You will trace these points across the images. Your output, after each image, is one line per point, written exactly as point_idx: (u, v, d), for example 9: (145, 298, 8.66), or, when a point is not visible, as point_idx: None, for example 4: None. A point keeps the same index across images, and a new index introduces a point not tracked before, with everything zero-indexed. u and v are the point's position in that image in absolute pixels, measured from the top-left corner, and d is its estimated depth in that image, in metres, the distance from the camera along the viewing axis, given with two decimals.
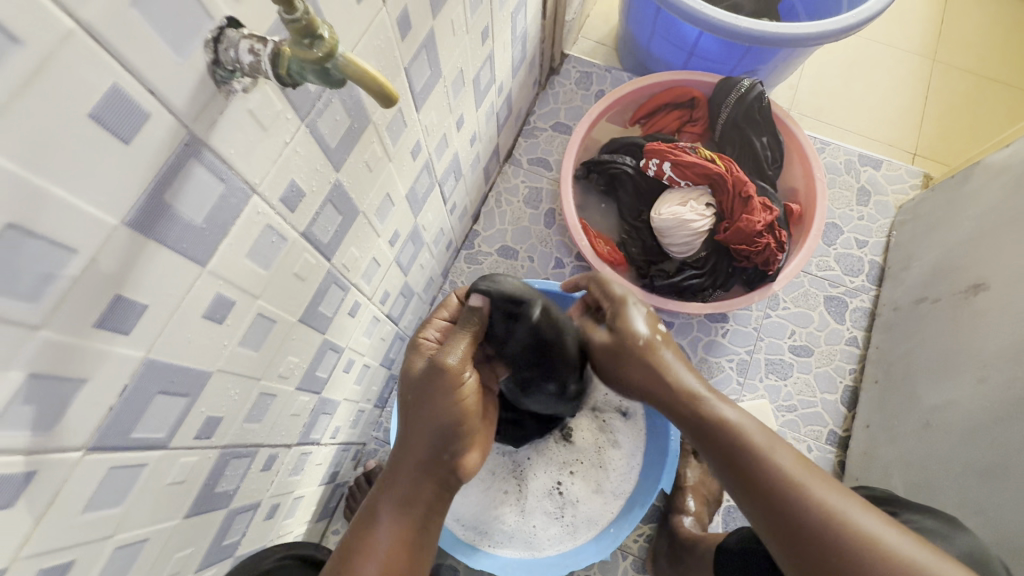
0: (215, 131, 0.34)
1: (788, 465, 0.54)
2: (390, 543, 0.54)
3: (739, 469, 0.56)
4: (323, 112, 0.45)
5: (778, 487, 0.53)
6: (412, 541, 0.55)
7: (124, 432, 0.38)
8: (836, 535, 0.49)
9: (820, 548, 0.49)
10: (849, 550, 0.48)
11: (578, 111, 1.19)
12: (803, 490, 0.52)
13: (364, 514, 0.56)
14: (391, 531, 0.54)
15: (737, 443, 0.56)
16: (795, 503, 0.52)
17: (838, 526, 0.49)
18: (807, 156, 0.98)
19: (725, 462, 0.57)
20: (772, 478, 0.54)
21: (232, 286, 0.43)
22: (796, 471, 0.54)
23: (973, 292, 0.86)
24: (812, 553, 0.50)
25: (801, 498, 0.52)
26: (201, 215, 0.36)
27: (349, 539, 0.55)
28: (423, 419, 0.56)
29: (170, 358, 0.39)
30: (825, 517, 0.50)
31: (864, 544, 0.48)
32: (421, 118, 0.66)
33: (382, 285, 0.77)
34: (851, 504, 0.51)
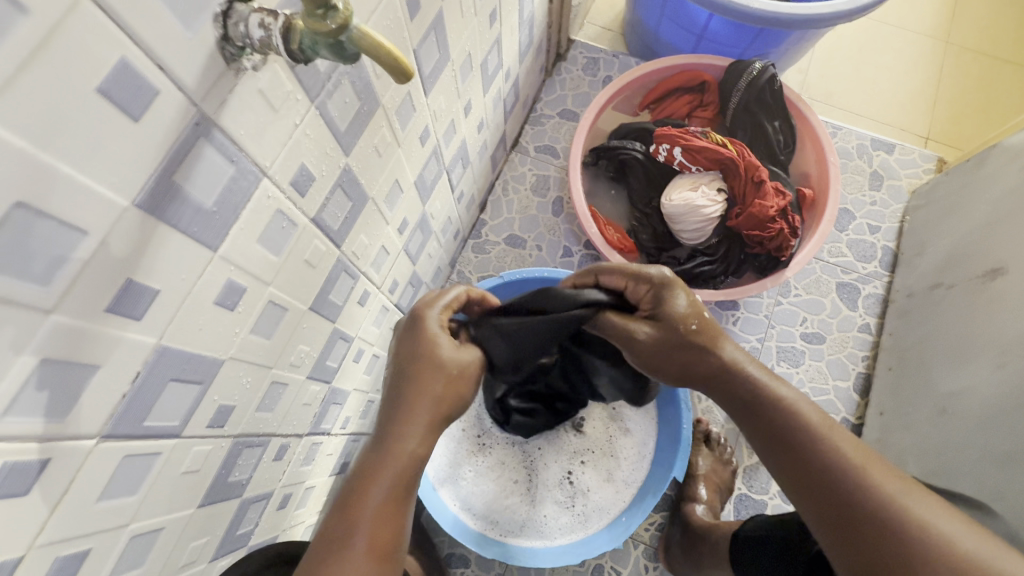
0: (225, 110, 0.34)
1: (847, 450, 0.49)
2: (385, 503, 0.48)
3: (792, 452, 0.51)
4: (333, 94, 0.44)
5: (835, 472, 0.49)
6: (405, 505, 0.50)
7: (138, 420, 0.37)
8: (893, 528, 0.45)
9: (874, 540, 0.46)
10: (909, 542, 0.44)
11: (584, 98, 1.17)
12: (863, 477, 0.48)
13: (354, 479, 0.49)
14: (390, 491, 0.49)
15: (791, 424, 0.52)
16: (852, 492, 0.47)
17: (895, 517, 0.45)
18: (819, 140, 0.97)
19: (777, 444, 0.52)
20: (829, 464, 0.49)
21: (243, 272, 0.42)
22: (855, 457, 0.49)
23: (991, 276, 0.85)
24: (866, 546, 0.46)
25: (859, 486, 0.47)
26: (211, 198, 0.36)
27: (341, 510, 0.48)
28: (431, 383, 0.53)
29: (183, 345, 0.39)
30: (881, 507, 0.46)
31: (924, 538, 0.44)
32: (429, 103, 0.64)
33: (391, 274, 0.76)
34: (911, 494, 0.47)
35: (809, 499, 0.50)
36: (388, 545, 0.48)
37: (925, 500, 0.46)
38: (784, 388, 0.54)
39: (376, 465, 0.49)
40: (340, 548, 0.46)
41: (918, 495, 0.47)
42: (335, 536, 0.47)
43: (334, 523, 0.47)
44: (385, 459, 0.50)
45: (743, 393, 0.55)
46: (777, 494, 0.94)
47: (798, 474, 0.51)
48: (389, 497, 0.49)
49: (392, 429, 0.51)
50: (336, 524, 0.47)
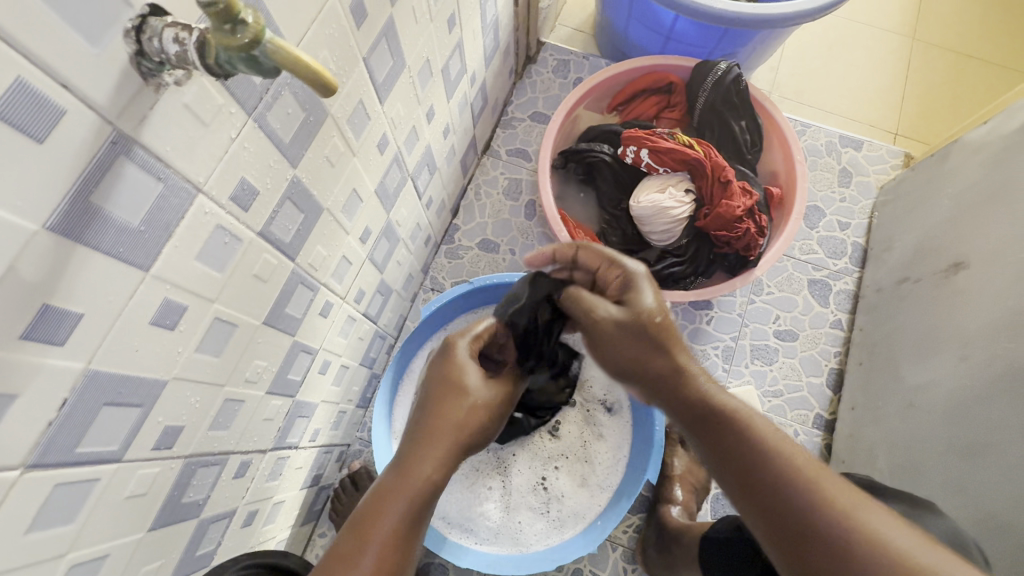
0: (146, 127, 0.33)
1: (799, 460, 0.50)
2: (397, 528, 0.50)
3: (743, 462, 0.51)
4: (273, 106, 0.43)
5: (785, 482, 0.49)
6: (414, 535, 0.51)
7: (68, 447, 0.36)
8: (842, 539, 0.45)
9: (823, 550, 0.46)
10: (857, 553, 0.44)
11: (555, 100, 1.17)
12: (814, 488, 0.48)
13: (374, 496, 0.51)
14: (401, 518, 0.50)
15: (741, 433, 0.53)
16: (802, 501, 0.48)
17: (845, 527, 0.45)
18: (786, 139, 0.97)
19: (725, 453, 0.53)
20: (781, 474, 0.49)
21: (182, 291, 0.41)
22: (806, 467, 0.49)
23: (954, 271, 0.86)
24: (814, 557, 0.46)
25: (808, 496, 0.48)
26: (138, 217, 0.35)
27: (354, 525, 0.49)
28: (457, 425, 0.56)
29: (116, 367, 0.38)
30: (831, 517, 0.46)
31: (874, 548, 0.44)
32: (386, 111, 0.64)
33: (355, 283, 0.75)
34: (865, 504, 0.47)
35: (761, 507, 0.50)
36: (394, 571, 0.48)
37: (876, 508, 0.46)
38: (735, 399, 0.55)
39: (392, 486, 0.51)
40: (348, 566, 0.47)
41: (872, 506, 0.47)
42: (343, 553, 0.48)
43: (346, 539, 0.49)
44: (396, 485, 0.51)
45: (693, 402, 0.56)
46: None
47: (749, 483, 0.51)
48: (399, 524, 0.50)
49: (404, 457, 0.54)
50: (346, 541, 0.49)
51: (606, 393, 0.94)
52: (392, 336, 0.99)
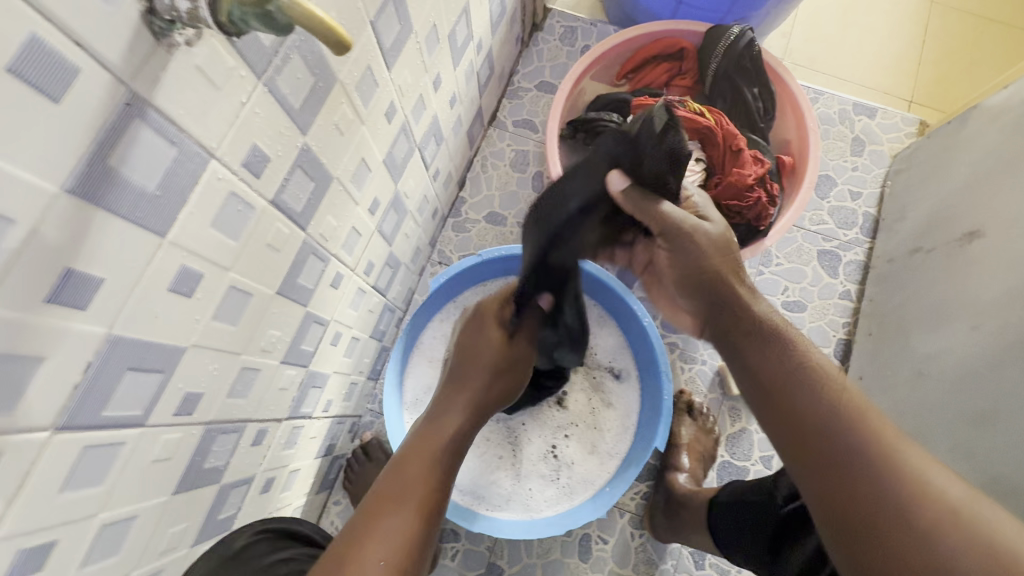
0: (159, 89, 0.32)
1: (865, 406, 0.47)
2: (421, 483, 0.49)
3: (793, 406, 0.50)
4: (282, 70, 0.42)
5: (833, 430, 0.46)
6: (440, 494, 0.49)
7: (95, 410, 0.37)
8: (887, 491, 0.42)
9: (851, 485, 0.44)
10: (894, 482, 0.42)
11: (563, 69, 1.14)
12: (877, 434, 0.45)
13: (391, 471, 0.50)
14: (427, 463, 0.51)
15: (792, 372, 0.51)
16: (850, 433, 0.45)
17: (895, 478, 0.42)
18: (799, 106, 0.95)
19: (771, 389, 0.52)
20: (833, 417, 0.47)
21: (199, 258, 0.41)
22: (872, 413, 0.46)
23: (968, 239, 0.85)
24: (852, 487, 0.44)
25: (853, 430, 0.45)
26: (154, 180, 0.35)
27: (373, 502, 0.46)
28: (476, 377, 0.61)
29: (137, 334, 0.38)
30: (874, 452, 0.44)
31: (921, 503, 0.41)
32: (394, 78, 0.62)
33: (365, 255, 0.75)
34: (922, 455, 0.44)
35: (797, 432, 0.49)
36: (431, 509, 0.48)
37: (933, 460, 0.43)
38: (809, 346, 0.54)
39: (412, 451, 0.51)
40: (385, 513, 0.45)
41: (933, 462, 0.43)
42: (373, 500, 0.47)
43: (363, 515, 0.46)
44: (417, 451, 0.52)
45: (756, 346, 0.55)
46: (759, 460, 0.96)
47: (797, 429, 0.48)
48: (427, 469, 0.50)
49: (426, 422, 0.56)
50: (365, 517, 0.45)
51: (612, 360, 0.95)
52: (400, 309, 0.99)
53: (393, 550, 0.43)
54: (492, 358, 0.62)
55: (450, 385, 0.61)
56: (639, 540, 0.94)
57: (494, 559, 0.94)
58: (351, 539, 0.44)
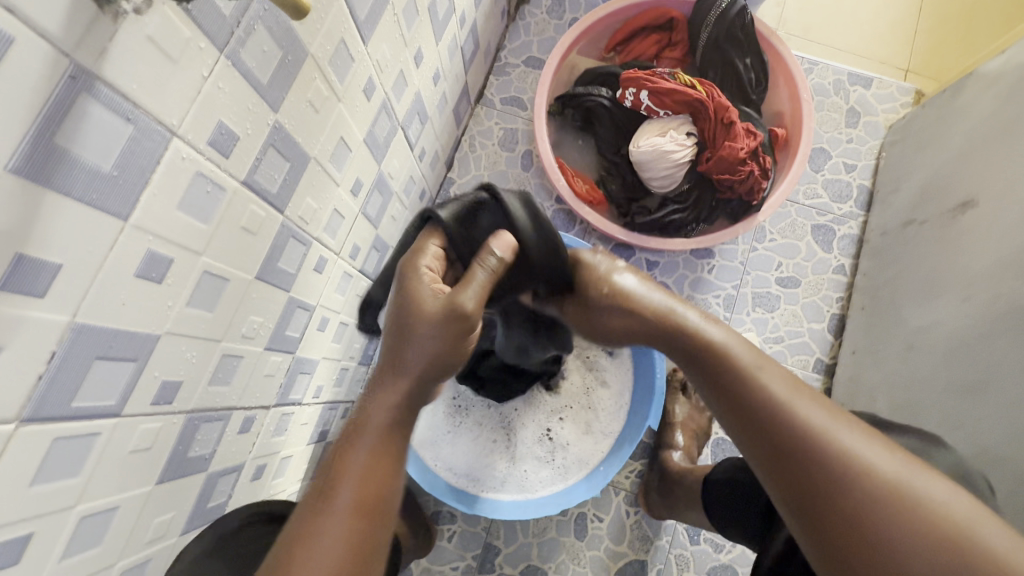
0: (107, 61, 0.30)
1: (810, 415, 0.46)
2: (365, 474, 0.46)
3: (749, 420, 0.48)
4: (246, 42, 0.40)
5: (784, 442, 0.46)
6: (383, 479, 0.47)
7: (63, 401, 0.36)
8: (849, 505, 0.41)
9: (830, 511, 0.42)
10: (893, 506, 0.40)
11: (551, 43, 1.11)
12: (826, 441, 0.44)
13: (329, 468, 0.47)
14: (370, 449, 0.48)
15: (743, 389, 0.50)
16: (809, 455, 0.44)
17: (862, 491, 0.41)
18: (793, 76, 0.92)
19: (736, 410, 0.50)
20: (791, 430, 0.46)
21: (167, 242, 0.40)
22: (816, 419, 0.45)
23: (962, 209, 0.84)
24: (837, 515, 0.42)
25: (824, 453, 0.43)
26: (109, 160, 0.33)
27: (311, 504, 0.45)
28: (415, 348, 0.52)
29: (104, 322, 0.37)
30: (847, 475, 0.42)
31: (889, 510, 0.40)
32: (371, 52, 0.60)
33: (350, 239, 0.73)
34: (868, 446, 0.43)
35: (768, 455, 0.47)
36: (373, 500, 0.45)
37: (876, 447, 0.43)
38: (763, 371, 0.50)
39: (352, 438, 0.49)
40: (321, 516, 0.43)
41: (875, 446, 0.43)
42: (317, 496, 0.45)
43: (301, 519, 0.44)
44: (357, 438, 0.49)
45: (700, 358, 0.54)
46: None
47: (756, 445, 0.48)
48: (368, 456, 0.47)
49: (362, 406, 0.52)
50: (302, 521, 0.44)
51: None
52: None
53: (331, 555, 0.41)
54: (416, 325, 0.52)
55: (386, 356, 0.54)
56: (635, 518, 0.95)
57: (491, 539, 0.95)
58: (293, 538, 0.42)
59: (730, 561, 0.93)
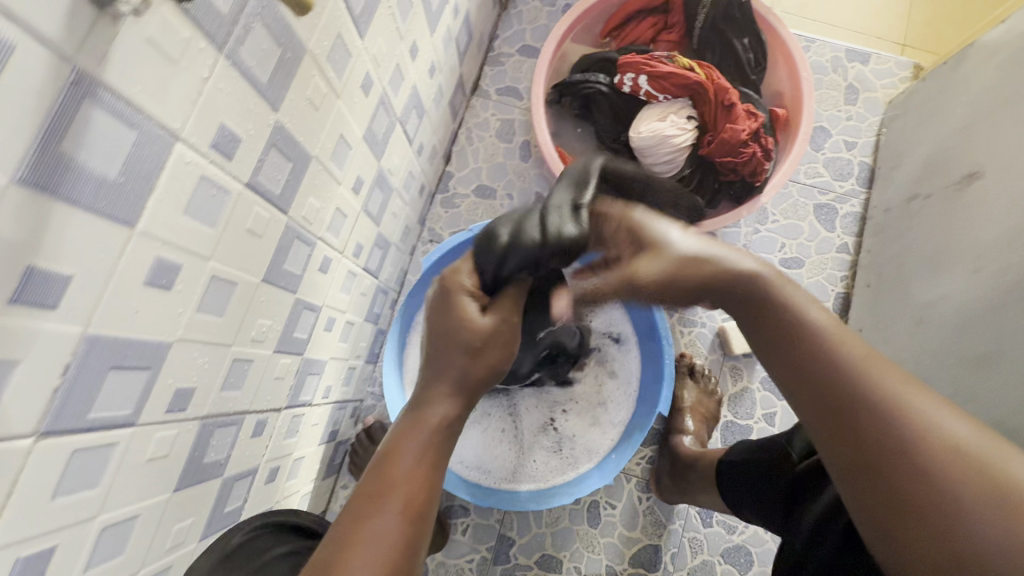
0: (108, 65, 0.30)
1: (882, 378, 0.41)
2: (412, 468, 0.47)
3: (812, 385, 0.43)
4: (245, 40, 0.39)
5: (849, 409, 0.40)
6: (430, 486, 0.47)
7: (79, 413, 0.35)
8: (921, 477, 0.37)
9: (903, 490, 0.37)
10: (979, 489, 0.35)
11: (544, 31, 1.10)
12: (901, 412, 0.39)
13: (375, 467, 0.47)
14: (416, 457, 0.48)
15: (817, 346, 0.44)
16: (895, 427, 0.39)
17: (936, 461, 0.37)
18: (792, 55, 0.91)
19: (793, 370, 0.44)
20: (879, 404, 0.40)
21: (175, 248, 0.39)
22: (890, 383, 0.40)
23: (967, 182, 0.84)
24: (904, 491, 0.37)
25: (911, 429, 0.38)
26: (115, 167, 0.32)
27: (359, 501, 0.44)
28: (450, 361, 0.52)
29: (116, 331, 0.36)
30: (938, 452, 0.37)
31: (970, 484, 0.36)
32: (368, 46, 0.59)
33: (353, 237, 0.73)
34: (942, 412, 0.39)
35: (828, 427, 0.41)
36: (418, 508, 0.45)
37: (949, 412, 0.39)
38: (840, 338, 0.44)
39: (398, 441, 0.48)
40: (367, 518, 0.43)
41: (950, 412, 0.39)
42: (363, 497, 0.45)
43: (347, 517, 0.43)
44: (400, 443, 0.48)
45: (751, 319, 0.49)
46: (762, 418, 0.96)
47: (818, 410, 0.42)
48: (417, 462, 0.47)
49: (409, 415, 0.51)
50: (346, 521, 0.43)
51: (612, 327, 0.93)
52: (394, 290, 0.98)
53: (380, 548, 0.41)
54: (463, 335, 0.53)
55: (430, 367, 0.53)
56: (648, 503, 0.95)
57: (506, 530, 0.95)
58: (338, 541, 0.42)
59: (743, 542, 0.93)
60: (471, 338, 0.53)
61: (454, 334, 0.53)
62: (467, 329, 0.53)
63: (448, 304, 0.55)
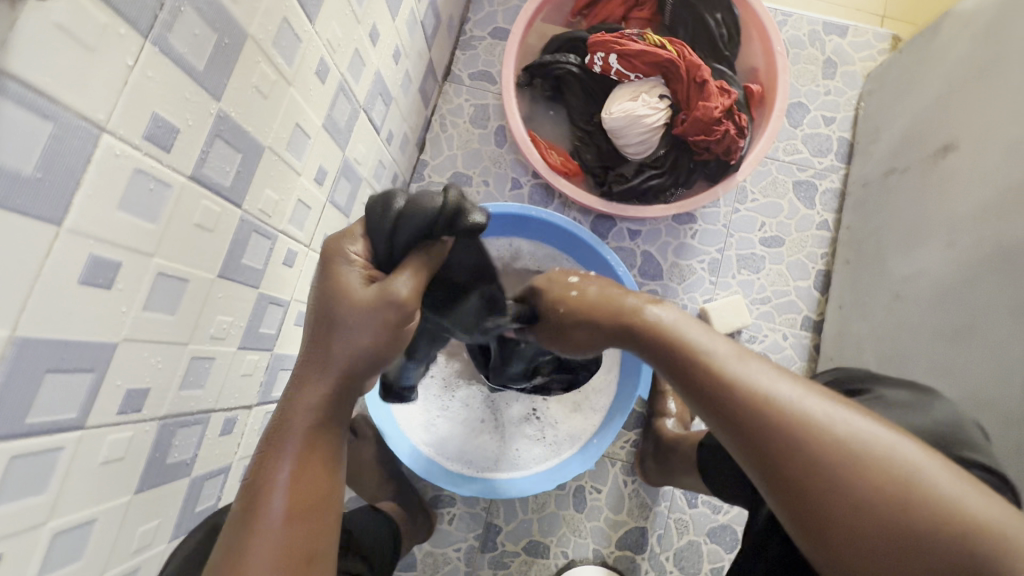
0: (11, 53, 0.28)
1: (762, 380, 0.43)
2: (290, 478, 0.41)
3: (710, 400, 0.45)
4: (174, 26, 0.38)
5: (744, 417, 0.43)
6: (316, 486, 0.42)
7: (15, 418, 0.34)
8: (817, 471, 0.40)
9: (836, 513, 0.39)
10: (892, 496, 0.38)
11: (516, 13, 1.07)
12: (795, 413, 0.41)
13: (252, 481, 0.42)
14: (290, 462, 0.42)
15: (720, 385, 0.45)
16: (812, 457, 0.40)
17: (825, 452, 0.40)
18: (765, 30, 0.89)
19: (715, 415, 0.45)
20: (786, 438, 0.41)
21: (111, 245, 0.38)
22: (775, 387, 0.43)
23: (942, 154, 0.83)
24: (837, 514, 0.39)
25: (825, 454, 0.40)
26: (30, 161, 0.31)
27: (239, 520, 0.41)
28: (334, 352, 0.43)
29: (50, 333, 0.35)
30: (849, 467, 0.39)
31: (885, 499, 0.38)
32: (320, 31, 0.57)
33: (319, 230, 0.71)
34: (822, 402, 0.42)
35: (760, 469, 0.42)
36: (305, 509, 0.41)
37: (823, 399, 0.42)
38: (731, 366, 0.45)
39: (278, 438, 0.42)
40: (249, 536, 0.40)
41: (826, 401, 0.42)
42: (244, 512, 0.41)
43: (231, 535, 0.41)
44: (279, 438, 0.43)
45: (654, 342, 0.50)
46: None
47: (721, 423, 0.44)
48: (292, 463, 0.42)
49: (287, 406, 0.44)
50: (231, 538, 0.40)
51: None
52: None
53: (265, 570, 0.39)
54: (340, 313, 0.43)
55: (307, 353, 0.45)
56: (632, 486, 0.95)
57: (492, 519, 0.95)
58: (224, 562, 0.39)
59: (728, 521, 0.94)
60: (360, 320, 0.43)
61: (333, 313, 0.43)
62: (342, 305, 0.43)
63: (327, 277, 0.45)
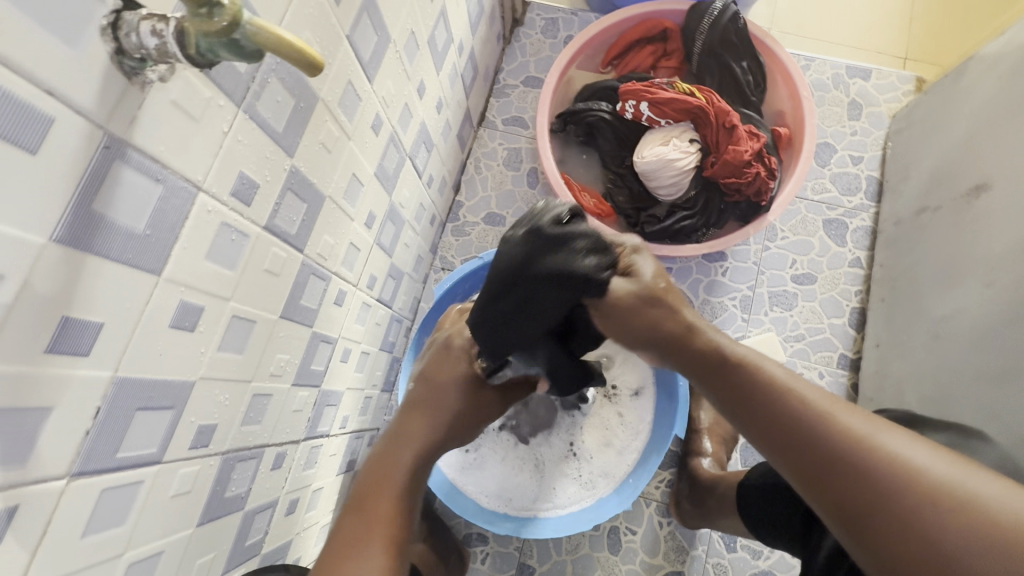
0: (136, 128, 0.32)
1: (850, 423, 0.44)
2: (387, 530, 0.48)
3: (792, 446, 0.45)
4: (261, 95, 0.42)
5: (808, 444, 0.44)
6: (408, 523, 0.51)
7: (109, 452, 0.37)
8: (902, 513, 0.39)
9: (909, 542, 0.39)
10: (967, 522, 0.38)
11: (547, 62, 1.13)
12: (869, 450, 0.42)
13: (335, 540, 0.47)
14: (399, 488, 0.52)
15: (785, 410, 0.46)
16: (882, 481, 0.41)
17: (922, 500, 0.39)
18: (791, 76, 0.93)
19: (783, 444, 0.46)
20: (852, 462, 0.42)
21: (197, 291, 0.41)
22: (847, 421, 0.44)
23: (975, 193, 0.83)
24: (908, 543, 0.39)
25: (893, 474, 0.40)
26: (142, 221, 0.35)
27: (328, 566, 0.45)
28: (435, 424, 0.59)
29: (142, 374, 0.38)
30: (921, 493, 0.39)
31: (964, 527, 0.38)
32: (377, 89, 0.62)
33: (367, 270, 0.75)
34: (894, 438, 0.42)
35: (831, 496, 0.43)
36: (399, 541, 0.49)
37: (897, 435, 0.43)
38: (802, 391, 0.46)
39: (372, 494, 0.51)
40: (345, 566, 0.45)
41: (913, 445, 0.42)
42: (345, 540, 0.47)
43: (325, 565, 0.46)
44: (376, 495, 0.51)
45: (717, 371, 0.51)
46: None
47: (795, 464, 0.45)
48: (398, 498, 0.52)
49: (381, 451, 0.56)
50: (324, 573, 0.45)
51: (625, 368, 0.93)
52: (408, 319, 0.99)
53: None
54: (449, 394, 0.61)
55: (404, 418, 0.59)
56: (669, 528, 0.94)
57: (525, 559, 0.94)
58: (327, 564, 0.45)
59: (770, 567, 0.91)
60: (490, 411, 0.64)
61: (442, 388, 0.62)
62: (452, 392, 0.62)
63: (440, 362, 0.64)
